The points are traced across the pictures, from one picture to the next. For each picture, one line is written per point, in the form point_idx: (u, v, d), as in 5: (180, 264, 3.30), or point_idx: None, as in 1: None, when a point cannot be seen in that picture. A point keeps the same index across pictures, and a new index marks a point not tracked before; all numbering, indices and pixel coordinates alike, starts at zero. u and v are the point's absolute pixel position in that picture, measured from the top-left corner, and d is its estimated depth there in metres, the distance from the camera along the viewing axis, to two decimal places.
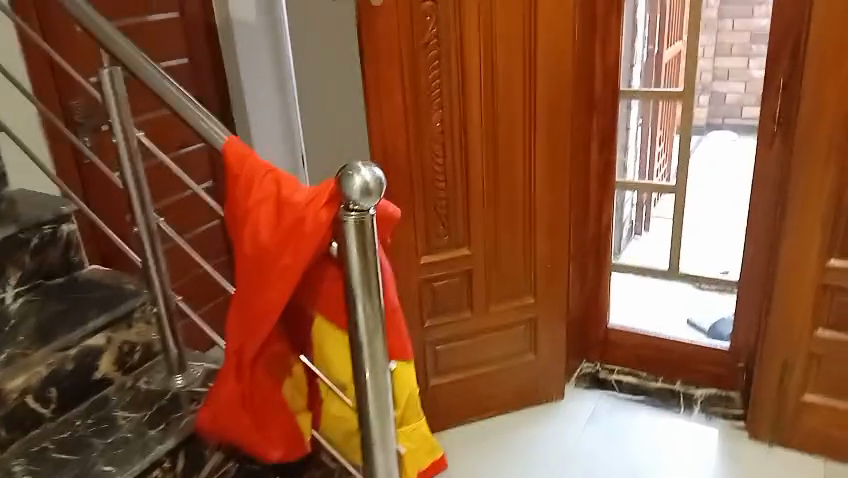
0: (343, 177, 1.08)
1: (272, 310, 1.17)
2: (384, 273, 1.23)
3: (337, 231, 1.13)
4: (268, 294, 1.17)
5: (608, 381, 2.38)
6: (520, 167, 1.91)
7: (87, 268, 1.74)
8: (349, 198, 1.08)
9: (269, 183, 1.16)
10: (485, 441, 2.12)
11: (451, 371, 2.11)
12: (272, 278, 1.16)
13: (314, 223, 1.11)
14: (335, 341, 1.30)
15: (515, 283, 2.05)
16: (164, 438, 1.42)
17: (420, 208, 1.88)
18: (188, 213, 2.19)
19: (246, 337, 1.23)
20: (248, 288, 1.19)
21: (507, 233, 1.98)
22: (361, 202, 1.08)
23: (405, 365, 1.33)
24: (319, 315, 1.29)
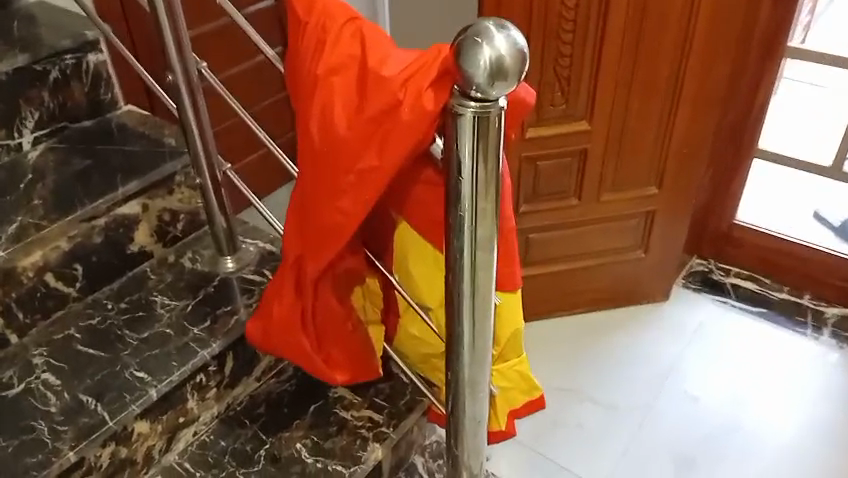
0: (461, 47, 0.70)
1: (344, 223, 0.85)
2: (505, 184, 0.87)
3: (444, 126, 0.77)
4: (340, 202, 0.84)
5: (724, 283, 2.02)
6: (676, 22, 1.45)
7: (121, 110, 1.44)
8: (469, 82, 0.71)
9: (350, 42, 0.78)
10: (573, 344, 1.84)
11: (543, 262, 1.80)
12: (347, 181, 0.82)
13: (413, 113, 0.74)
14: (424, 257, 0.99)
15: (639, 169, 1.66)
16: (210, 339, 1.17)
17: (534, 68, 1.46)
18: (231, 46, 1.85)
19: (309, 250, 0.91)
20: (315, 189, 0.86)
21: (640, 107, 1.56)
22: (488, 88, 0.71)
23: (506, 299, 1.00)
24: (410, 223, 0.96)
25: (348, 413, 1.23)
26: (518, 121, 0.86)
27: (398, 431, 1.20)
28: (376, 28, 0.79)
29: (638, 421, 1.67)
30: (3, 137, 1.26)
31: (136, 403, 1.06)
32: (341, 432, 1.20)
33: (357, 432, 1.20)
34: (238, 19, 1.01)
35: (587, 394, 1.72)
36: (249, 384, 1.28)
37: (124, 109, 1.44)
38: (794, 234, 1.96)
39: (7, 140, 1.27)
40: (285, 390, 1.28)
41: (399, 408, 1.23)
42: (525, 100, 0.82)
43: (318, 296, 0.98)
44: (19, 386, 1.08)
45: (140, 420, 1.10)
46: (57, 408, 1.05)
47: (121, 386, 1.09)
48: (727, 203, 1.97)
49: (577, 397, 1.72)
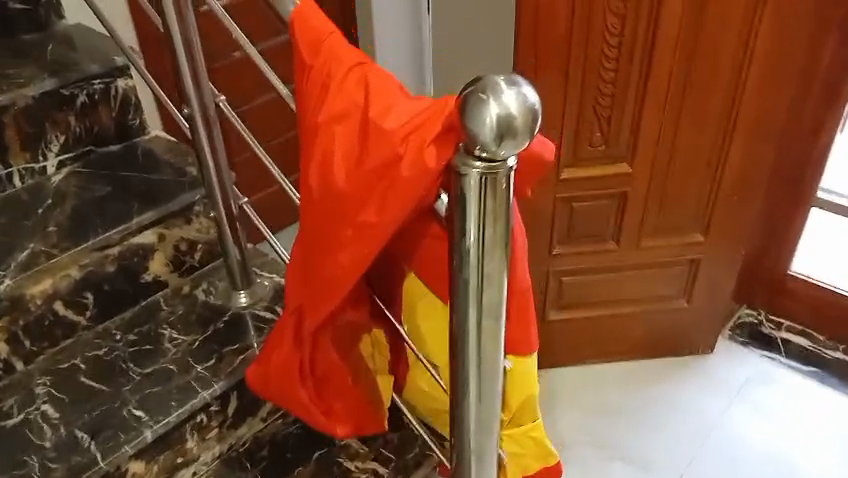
0: (465, 105, 0.64)
1: (341, 277, 0.80)
2: (516, 244, 0.81)
3: (448, 183, 0.71)
4: (337, 255, 0.78)
5: (774, 338, 1.87)
6: (728, 64, 1.35)
7: (149, 134, 1.42)
8: (474, 141, 0.65)
9: (354, 89, 0.73)
10: (607, 396, 1.74)
11: (577, 306, 1.71)
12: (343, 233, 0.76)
13: (413, 169, 0.68)
14: (431, 313, 0.92)
15: (683, 216, 1.56)
16: (214, 378, 1.13)
17: (572, 106, 1.38)
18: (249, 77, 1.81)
19: (307, 301, 0.86)
20: (313, 238, 0.80)
21: (686, 152, 1.46)
22: (496, 150, 0.65)
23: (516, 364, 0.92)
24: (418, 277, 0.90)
25: (352, 464, 1.18)
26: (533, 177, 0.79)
27: None
28: (383, 74, 0.74)
29: None
30: (27, 160, 1.27)
31: (130, 443, 1.03)
32: None
33: None
34: (254, 54, 0.96)
35: (617, 450, 1.62)
36: (255, 423, 1.23)
37: (153, 134, 1.42)
38: None
39: (30, 163, 1.28)
40: (290, 433, 1.23)
41: (405, 462, 1.18)
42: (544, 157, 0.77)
43: (317, 345, 0.93)
44: (19, 417, 1.06)
45: (136, 461, 1.07)
46: (52, 443, 1.03)
47: (118, 424, 1.06)
48: (779, 253, 1.84)
49: (606, 452, 1.62)
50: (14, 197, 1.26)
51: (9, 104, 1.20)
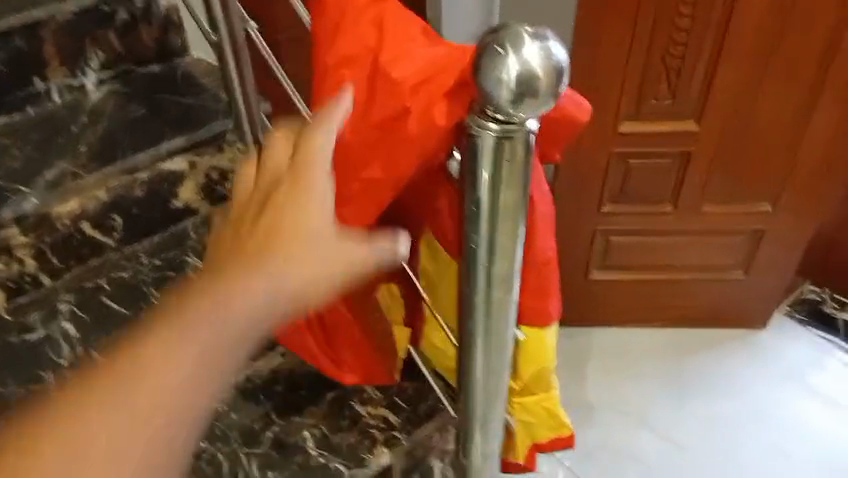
0: (482, 60, 0.56)
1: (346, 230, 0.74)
2: (536, 211, 0.74)
3: (460, 143, 0.64)
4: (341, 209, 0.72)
5: (835, 319, 1.74)
6: (824, 17, 1.19)
7: (191, 57, 1.38)
8: (490, 100, 0.57)
9: (367, 29, 0.67)
10: (644, 361, 1.67)
11: (622, 268, 1.62)
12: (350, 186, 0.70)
13: (421, 127, 0.62)
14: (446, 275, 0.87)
15: (752, 182, 1.43)
16: None
17: (639, 55, 1.25)
18: None
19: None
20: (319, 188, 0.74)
21: (763, 112, 1.32)
22: (516, 111, 0.57)
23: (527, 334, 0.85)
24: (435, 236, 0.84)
25: (364, 408, 1.15)
26: (562, 139, 0.70)
27: (409, 438, 1.11)
28: (401, 15, 0.67)
29: (697, 463, 1.50)
30: (65, 75, 1.26)
31: None
32: (352, 428, 1.13)
33: (367, 431, 1.12)
34: None
35: (645, 420, 1.56)
36: (273, 358, 1.21)
37: (194, 57, 1.38)
38: None
39: (70, 79, 1.27)
40: (309, 370, 1.20)
41: (416, 413, 1.14)
42: (577, 117, 0.68)
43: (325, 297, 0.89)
44: (40, 332, 1.09)
45: None
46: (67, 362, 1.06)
47: None
48: None
49: (634, 421, 1.57)
50: (53, 113, 1.25)
51: (49, 17, 1.18)
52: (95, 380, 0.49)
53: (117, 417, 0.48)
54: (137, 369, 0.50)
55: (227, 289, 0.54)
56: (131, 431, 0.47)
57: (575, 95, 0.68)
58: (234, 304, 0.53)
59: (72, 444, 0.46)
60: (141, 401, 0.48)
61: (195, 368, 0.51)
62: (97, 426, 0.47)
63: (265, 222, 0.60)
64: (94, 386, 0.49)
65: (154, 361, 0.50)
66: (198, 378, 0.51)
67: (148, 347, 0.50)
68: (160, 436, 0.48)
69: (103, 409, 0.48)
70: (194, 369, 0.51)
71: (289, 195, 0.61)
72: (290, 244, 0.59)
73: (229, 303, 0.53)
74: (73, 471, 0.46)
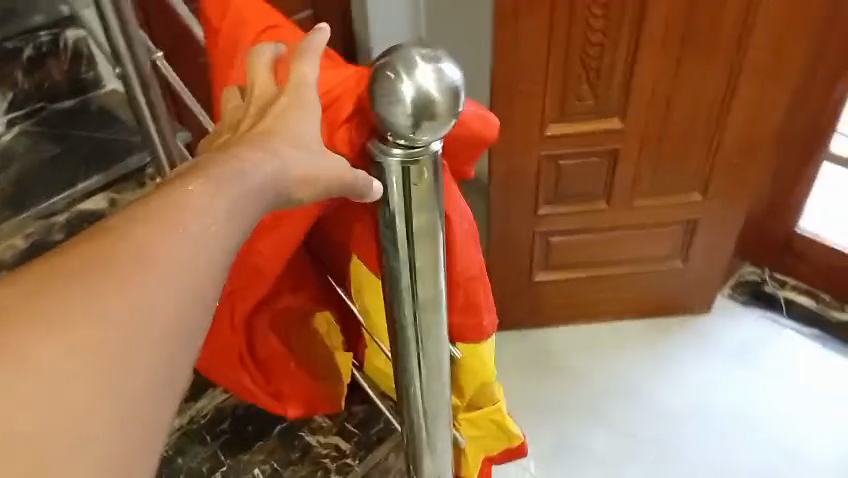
0: (374, 82, 0.55)
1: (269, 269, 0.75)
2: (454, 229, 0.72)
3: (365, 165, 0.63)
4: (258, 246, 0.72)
5: (776, 297, 1.78)
6: (731, 8, 1.23)
7: (106, 88, 1.28)
8: (389, 126, 0.56)
9: None
10: (594, 357, 1.68)
11: (565, 267, 1.63)
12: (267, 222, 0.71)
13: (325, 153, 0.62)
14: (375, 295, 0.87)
15: (680, 171, 1.46)
16: None
17: (557, 56, 1.27)
18: None
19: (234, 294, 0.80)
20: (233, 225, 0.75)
21: (684, 103, 1.35)
22: (415, 136, 0.56)
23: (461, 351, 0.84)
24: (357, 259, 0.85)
25: (314, 438, 1.13)
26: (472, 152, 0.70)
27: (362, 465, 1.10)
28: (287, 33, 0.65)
29: (651, 454, 1.52)
30: None
31: None
32: (303, 460, 1.10)
33: (319, 461, 1.10)
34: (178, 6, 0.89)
35: (599, 416, 1.58)
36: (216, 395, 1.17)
37: (108, 88, 1.28)
38: None
39: None
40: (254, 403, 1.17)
41: (368, 437, 1.12)
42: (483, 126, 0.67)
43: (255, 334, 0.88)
44: None
45: None
46: None
47: None
48: (787, 209, 1.71)
49: (588, 418, 1.58)
50: None
51: None
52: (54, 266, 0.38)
53: (87, 338, 0.36)
54: (110, 271, 0.39)
55: (205, 186, 0.45)
56: (125, 322, 0.38)
57: (482, 110, 0.67)
58: (211, 207, 0.44)
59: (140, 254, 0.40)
60: (132, 296, 0.38)
61: (179, 278, 0.40)
62: (72, 328, 0.36)
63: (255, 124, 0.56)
64: (58, 277, 0.37)
65: (135, 263, 0.39)
66: (187, 290, 0.41)
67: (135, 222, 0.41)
68: (142, 366, 0.38)
69: (85, 286, 0.38)
70: (186, 266, 0.41)
71: (286, 104, 0.56)
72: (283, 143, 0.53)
73: (215, 208, 0.44)
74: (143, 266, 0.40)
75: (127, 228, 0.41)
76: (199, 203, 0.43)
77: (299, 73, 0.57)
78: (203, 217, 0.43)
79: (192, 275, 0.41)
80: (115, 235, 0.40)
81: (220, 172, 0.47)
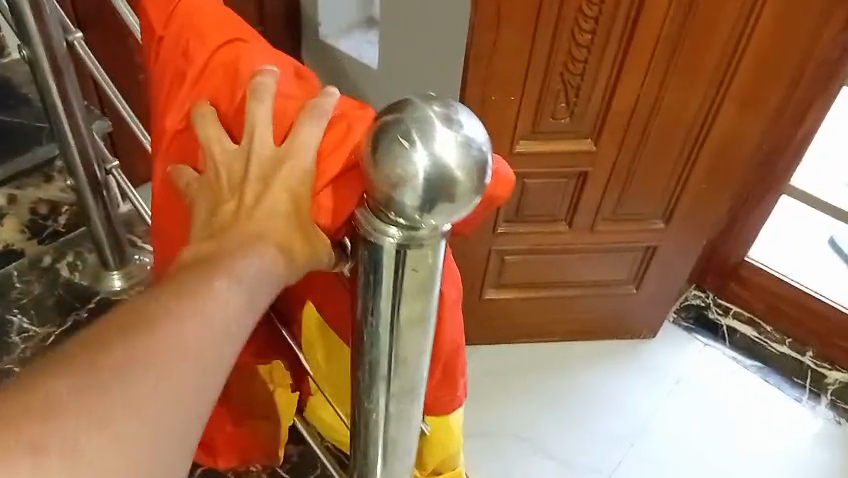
0: (375, 151, 0.43)
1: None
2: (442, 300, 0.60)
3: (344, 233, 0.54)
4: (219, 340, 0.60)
5: (719, 325, 1.77)
6: (723, 38, 1.15)
7: (11, 57, 1.11)
8: (393, 205, 0.44)
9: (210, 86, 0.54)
10: (540, 380, 1.62)
11: (516, 286, 1.54)
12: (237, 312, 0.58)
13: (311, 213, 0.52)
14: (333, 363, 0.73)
15: (647, 199, 1.39)
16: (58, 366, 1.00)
17: (537, 71, 1.17)
18: None
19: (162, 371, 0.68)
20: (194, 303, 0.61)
21: (661, 131, 1.27)
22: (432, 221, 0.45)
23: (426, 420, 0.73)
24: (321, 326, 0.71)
25: None
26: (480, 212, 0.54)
27: None
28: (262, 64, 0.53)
29: None
30: None
31: None
32: None
33: None
34: None
35: (541, 444, 1.52)
36: None
37: (14, 58, 1.11)
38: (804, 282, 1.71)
39: None
40: None
41: None
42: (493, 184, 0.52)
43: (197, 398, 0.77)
44: None
45: None
46: None
47: None
48: (738, 239, 1.69)
49: (531, 446, 1.52)
50: None
51: None
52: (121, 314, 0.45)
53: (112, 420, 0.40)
54: (118, 354, 0.42)
55: (231, 277, 0.48)
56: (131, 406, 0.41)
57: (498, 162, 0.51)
58: (217, 300, 0.47)
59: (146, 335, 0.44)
60: (141, 371, 0.42)
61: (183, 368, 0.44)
62: (110, 414, 0.40)
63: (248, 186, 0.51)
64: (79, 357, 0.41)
65: (176, 339, 0.44)
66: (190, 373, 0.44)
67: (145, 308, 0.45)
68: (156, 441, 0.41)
69: (86, 375, 0.41)
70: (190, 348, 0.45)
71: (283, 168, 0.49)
72: (280, 227, 0.50)
73: (212, 304, 0.47)
74: (151, 353, 0.43)
75: (142, 312, 0.45)
76: (225, 292, 0.48)
77: (299, 137, 0.49)
78: (204, 313, 0.46)
79: (201, 366, 0.45)
80: (133, 322, 0.44)
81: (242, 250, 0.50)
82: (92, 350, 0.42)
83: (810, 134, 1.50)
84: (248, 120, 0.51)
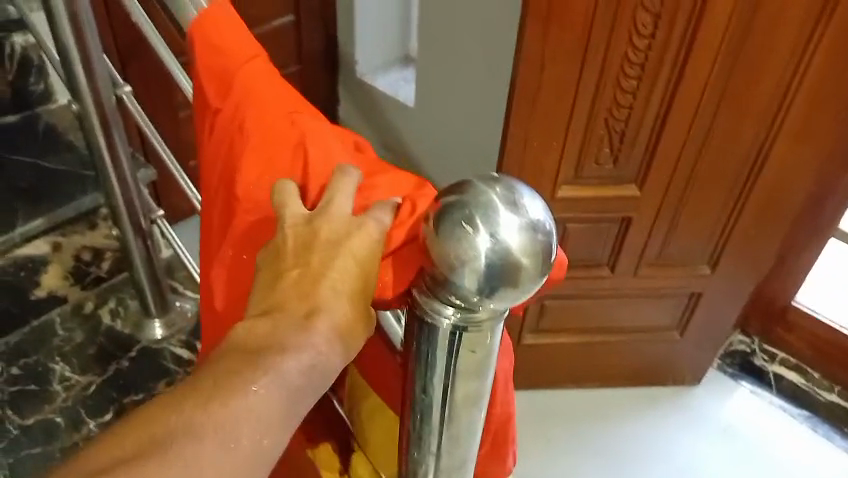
0: (437, 234, 0.41)
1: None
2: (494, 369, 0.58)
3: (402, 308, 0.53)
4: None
5: (766, 372, 1.71)
6: (773, 82, 1.12)
7: (57, 103, 1.13)
8: (454, 289, 0.43)
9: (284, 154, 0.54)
10: (580, 428, 1.58)
11: (556, 331, 1.51)
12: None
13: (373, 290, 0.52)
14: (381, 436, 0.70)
15: (693, 244, 1.35)
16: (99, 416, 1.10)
17: (581, 117, 1.16)
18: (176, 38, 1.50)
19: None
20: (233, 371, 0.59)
21: (707, 175, 1.24)
22: (494, 306, 0.43)
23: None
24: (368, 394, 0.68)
25: None
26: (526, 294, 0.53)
27: None
28: (343, 157, 0.55)
29: None
30: None
31: None
32: None
33: None
34: None
35: None
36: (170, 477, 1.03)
37: (61, 103, 1.13)
38: None
39: None
40: None
41: None
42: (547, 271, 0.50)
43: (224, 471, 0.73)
44: None
45: None
46: None
47: None
48: (786, 284, 1.63)
49: None
50: None
51: None
52: (146, 424, 0.47)
53: None
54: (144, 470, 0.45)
55: (272, 376, 0.47)
56: None
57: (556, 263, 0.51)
58: (251, 413, 0.47)
59: (176, 459, 0.46)
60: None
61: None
62: None
63: (305, 272, 0.49)
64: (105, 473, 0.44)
65: (192, 459, 0.46)
66: None
67: (181, 422, 0.47)
68: None
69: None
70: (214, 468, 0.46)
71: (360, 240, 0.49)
72: (343, 310, 0.49)
73: (249, 414, 0.47)
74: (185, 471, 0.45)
75: (182, 429, 0.46)
76: (257, 401, 0.47)
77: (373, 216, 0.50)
78: (235, 432, 0.47)
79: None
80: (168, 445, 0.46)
81: (283, 348, 0.48)
82: (122, 461, 0.45)
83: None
84: (330, 190, 0.52)
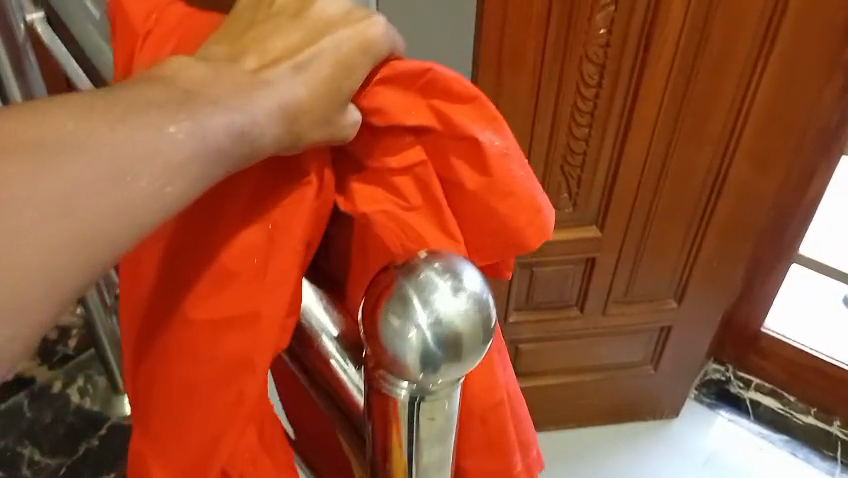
0: (379, 323, 0.43)
1: (226, 341, 0.48)
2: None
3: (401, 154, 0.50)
4: (223, 288, 0.48)
5: (742, 399, 1.73)
6: (718, 119, 1.17)
7: None
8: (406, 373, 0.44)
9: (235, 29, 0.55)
10: (564, 471, 1.57)
11: (531, 373, 1.52)
12: (220, 247, 0.48)
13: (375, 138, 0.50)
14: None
15: (657, 280, 1.38)
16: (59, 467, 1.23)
17: (538, 164, 1.19)
18: None
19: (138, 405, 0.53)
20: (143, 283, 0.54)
21: (664, 213, 1.28)
22: (446, 378, 0.44)
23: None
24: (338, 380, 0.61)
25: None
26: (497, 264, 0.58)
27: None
28: None
29: None
30: None
31: None
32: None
33: None
34: None
35: None
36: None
37: None
38: (824, 350, 1.67)
39: None
40: None
41: None
42: (542, 207, 0.51)
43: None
44: None
45: None
46: None
47: None
48: (753, 311, 1.66)
49: None
50: None
51: None
52: (28, 122, 0.38)
53: None
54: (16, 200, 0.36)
55: (192, 119, 0.41)
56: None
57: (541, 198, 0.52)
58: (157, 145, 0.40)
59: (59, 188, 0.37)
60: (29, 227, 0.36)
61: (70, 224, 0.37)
62: None
63: (262, 56, 0.47)
64: None
65: (75, 175, 0.38)
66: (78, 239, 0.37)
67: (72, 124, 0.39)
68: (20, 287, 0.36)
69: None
70: (89, 202, 0.38)
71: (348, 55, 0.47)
72: None
73: (156, 165, 0.40)
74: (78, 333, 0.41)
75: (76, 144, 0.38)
76: (170, 140, 0.40)
77: (372, 32, 0.48)
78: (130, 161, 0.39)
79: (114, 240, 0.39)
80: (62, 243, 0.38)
81: (219, 105, 0.43)
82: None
83: (816, 202, 1.51)
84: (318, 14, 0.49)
